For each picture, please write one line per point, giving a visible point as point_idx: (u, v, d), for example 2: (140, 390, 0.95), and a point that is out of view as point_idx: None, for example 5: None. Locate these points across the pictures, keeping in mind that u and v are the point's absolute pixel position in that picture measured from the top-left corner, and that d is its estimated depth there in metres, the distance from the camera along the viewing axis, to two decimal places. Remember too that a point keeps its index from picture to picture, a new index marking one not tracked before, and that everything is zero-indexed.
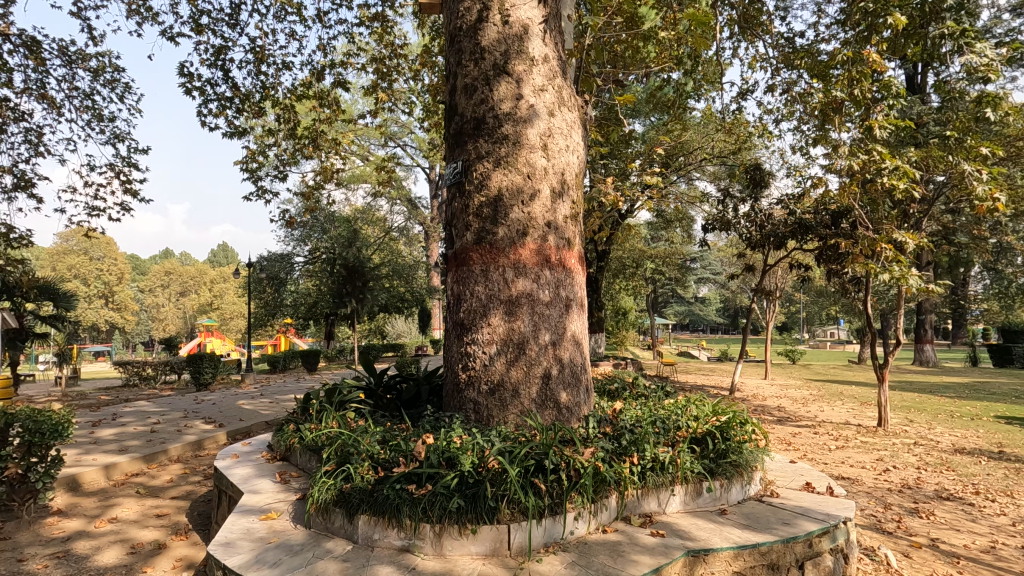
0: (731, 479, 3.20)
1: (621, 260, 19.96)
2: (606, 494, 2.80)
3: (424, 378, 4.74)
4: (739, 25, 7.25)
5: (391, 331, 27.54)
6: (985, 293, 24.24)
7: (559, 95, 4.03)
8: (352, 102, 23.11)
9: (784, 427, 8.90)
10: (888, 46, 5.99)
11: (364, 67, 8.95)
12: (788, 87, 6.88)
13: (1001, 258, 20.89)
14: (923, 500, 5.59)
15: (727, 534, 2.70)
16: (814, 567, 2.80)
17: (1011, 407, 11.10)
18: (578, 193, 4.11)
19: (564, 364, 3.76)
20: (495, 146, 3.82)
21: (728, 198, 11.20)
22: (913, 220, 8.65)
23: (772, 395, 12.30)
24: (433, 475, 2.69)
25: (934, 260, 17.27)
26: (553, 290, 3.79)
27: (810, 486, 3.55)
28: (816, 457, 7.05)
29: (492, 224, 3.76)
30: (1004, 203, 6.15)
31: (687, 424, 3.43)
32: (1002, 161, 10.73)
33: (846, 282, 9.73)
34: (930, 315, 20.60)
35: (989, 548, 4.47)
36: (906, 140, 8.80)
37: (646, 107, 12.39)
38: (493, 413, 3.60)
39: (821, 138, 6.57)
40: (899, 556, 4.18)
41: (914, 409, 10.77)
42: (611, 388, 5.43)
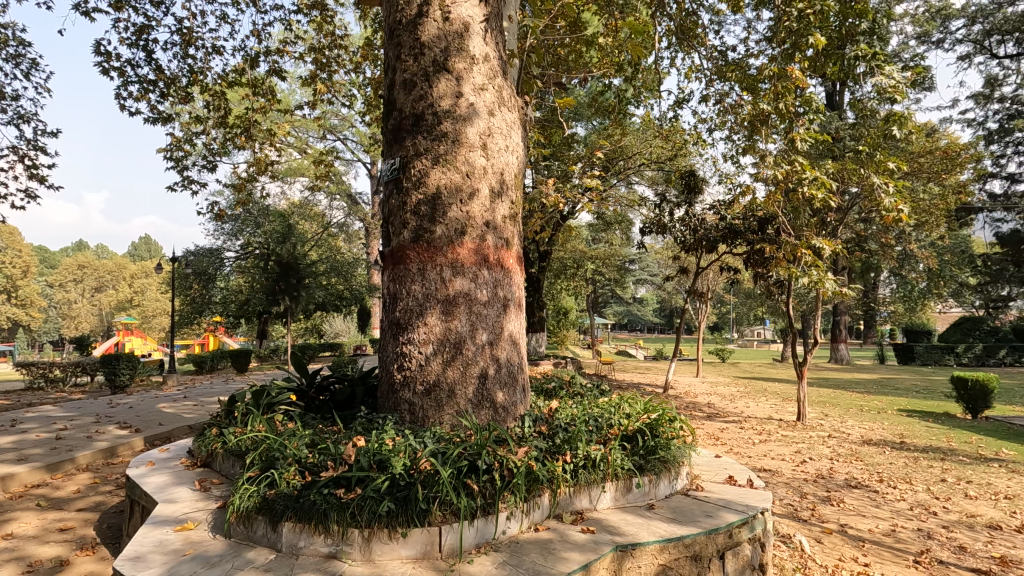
0: (659, 475, 3.31)
1: (563, 261, 20.30)
2: (539, 492, 2.83)
3: (359, 379, 4.63)
4: (676, 36, 7.52)
5: (328, 330, 26.78)
6: (892, 295, 26.43)
7: (499, 95, 4.03)
8: (290, 92, 22.22)
9: (713, 423, 9.32)
10: (809, 64, 6.40)
11: (303, 56, 8.62)
12: (721, 98, 7.19)
13: (905, 265, 22.80)
14: (835, 489, 6.01)
15: (655, 529, 2.78)
16: (733, 557, 2.94)
17: (913, 401, 12.10)
18: (517, 194, 4.12)
19: (501, 364, 3.76)
20: (434, 143, 3.77)
21: (664, 202, 11.59)
22: (829, 229, 9.30)
23: (702, 393, 12.87)
24: (363, 478, 2.62)
25: (849, 266, 18.60)
26: (491, 289, 3.78)
27: (732, 479, 3.73)
28: (741, 451, 7.41)
29: (429, 223, 3.71)
30: (907, 214, 6.69)
31: (619, 422, 3.51)
32: (907, 176, 11.69)
33: (771, 285, 10.31)
34: (845, 317, 22.15)
35: (891, 531, 4.86)
36: (825, 152, 9.42)
37: (588, 111, 12.70)
38: (430, 413, 3.56)
39: (750, 148, 6.88)
40: (812, 542, 4.47)
41: (829, 404, 11.55)
42: (549, 386, 5.48)
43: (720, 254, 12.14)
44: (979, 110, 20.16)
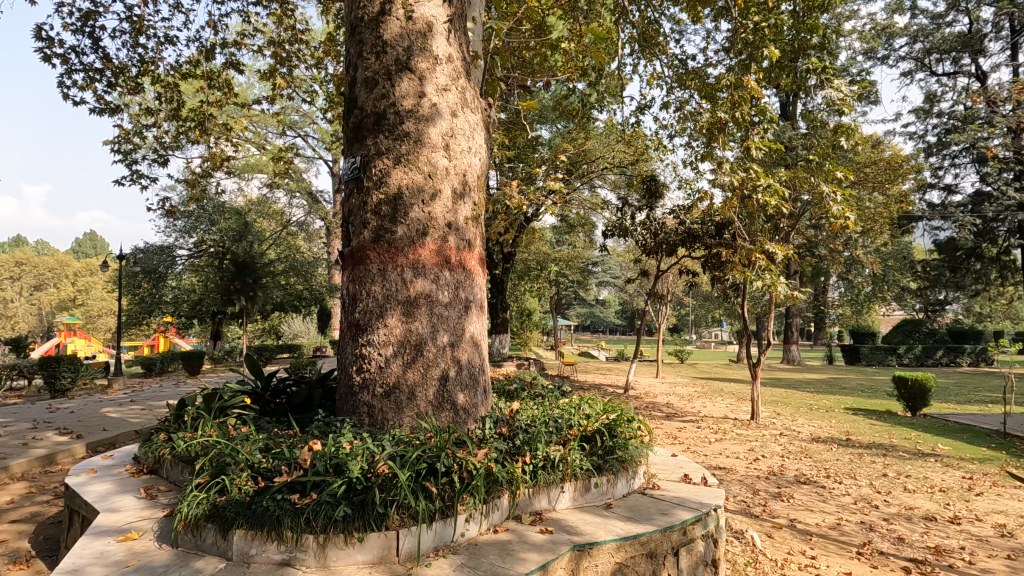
0: (617, 474, 3.36)
1: (527, 262, 20.38)
2: (498, 494, 2.83)
3: (317, 381, 4.53)
4: (638, 44, 7.66)
5: (287, 331, 26.11)
6: (840, 298, 27.64)
7: (462, 96, 4.01)
8: (248, 86, 21.58)
9: (672, 422, 9.54)
10: (763, 76, 6.64)
11: (262, 49, 8.39)
12: (681, 105, 7.36)
13: (852, 270, 23.89)
14: (785, 485, 6.24)
15: (611, 527, 2.83)
16: (687, 553, 3.02)
17: (858, 400, 12.67)
18: (480, 195, 4.12)
19: (462, 365, 3.74)
20: (396, 143, 3.73)
21: (626, 206, 11.80)
22: (782, 234, 9.66)
23: (662, 393, 13.15)
24: (319, 483, 2.57)
25: (800, 270, 19.36)
26: (453, 291, 3.77)
27: (687, 477, 3.83)
28: (697, 450, 7.61)
29: (390, 223, 3.67)
30: (853, 222, 7.00)
31: (578, 423, 3.55)
32: (855, 184, 12.24)
33: (727, 289, 10.62)
34: (796, 319, 23.03)
35: (836, 524, 5.08)
36: (779, 161, 9.77)
37: (553, 114, 12.82)
38: (390, 416, 3.52)
39: (708, 155, 7.06)
40: (763, 537, 4.63)
41: (781, 404, 11.98)
42: (511, 388, 5.50)
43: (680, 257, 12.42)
44: (920, 124, 21.35)
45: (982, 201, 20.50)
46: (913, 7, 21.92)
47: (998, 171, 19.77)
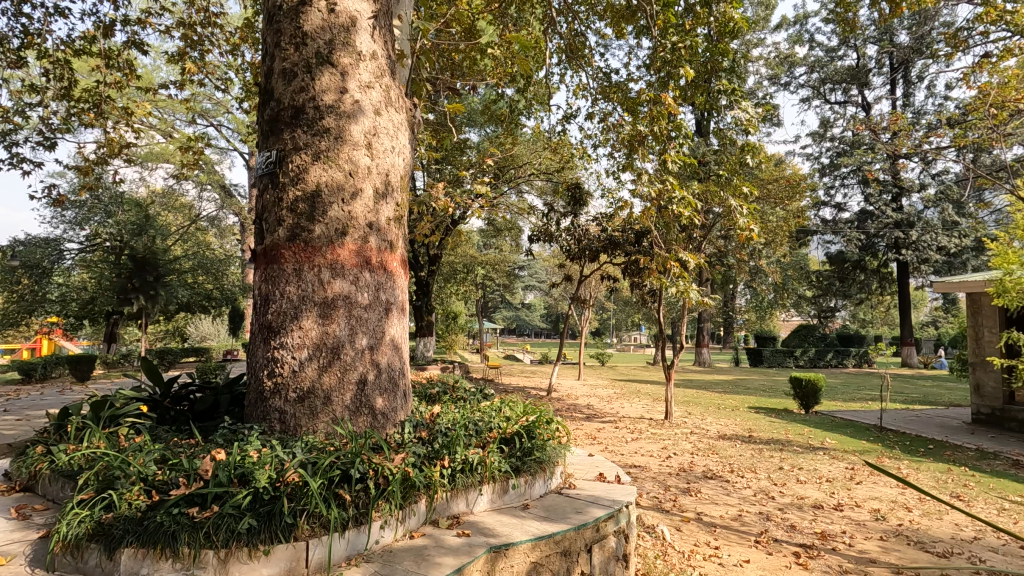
0: (534, 475, 3.43)
1: (453, 265, 20.27)
2: (415, 499, 2.80)
3: (224, 387, 4.27)
4: (565, 55, 7.84)
5: (193, 333, 24.33)
6: (746, 305, 29.72)
7: (386, 95, 3.94)
8: (155, 68, 20.01)
9: (591, 423, 9.84)
10: (679, 94, 7.02)
11: (169, 30, 7.81)
12: (604, 116, 7.60)
13: (757, 278, 25.76)
14: (694, 480, 6.61)
15: (528, 528, 2.87)
16: (600, 549, 3.12)
17: (760, 399, 13.65)
18: (403, 196, 4.05)
19: (381, 369, 3.66)
20: (315, 139, 3.60)
21: (552, 212, 12.06)
22: (695, 244, 10.25)
23: (583, 395, 13.53)
24: (221, 494, 2.42)
25: (711, 278, 20.60)
26: (373, 292, 3.68)
27: (602, 476, 3.96)
28: (614, 450, 7.90)
29: (308, 221, 3.54)
30: (757, 234, 7.52)
31: (498, 425, 3.58)
32: (761, 199, 13.23)
33: (645, 294, 11.12)
34: (707, 324, 24.50)
35: (737, 516, 5.44)
36: (693, 174, 10.37)
37: (481, 118, 12.88)
38: (303, 422, 3.38)
39: (628, 166, 7.29)
40: (673, 531, 4.88)
41: (693, 404, 12.69)
42: (433, 391, 5.45)
43: (602, 263, 12.85)
44: (815, 146, 23.44)
45: (866, 219, 22.80)
46: (811, 40, 24.08)
47: (879, 192, 22.09)
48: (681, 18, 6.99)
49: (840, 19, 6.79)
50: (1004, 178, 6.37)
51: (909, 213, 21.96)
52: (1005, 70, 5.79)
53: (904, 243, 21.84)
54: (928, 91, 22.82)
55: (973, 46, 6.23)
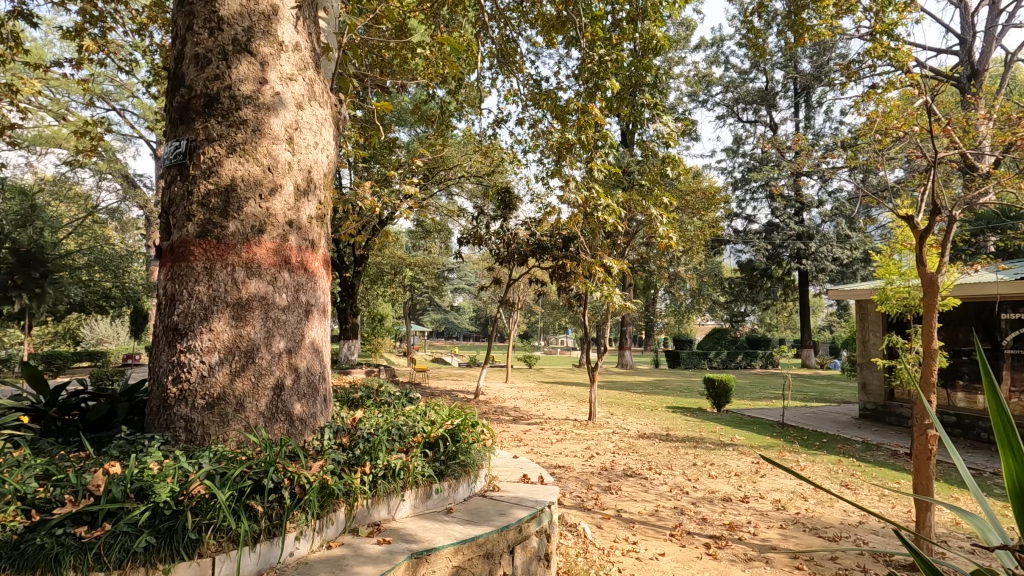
0: (458, 478, 3.42)
1: (380, 266, 19.82)
2: (333, 508, 2.71)
3: (122, 394, 3.93)
4: (497, 60, 7.89)
5: (88, 335, 22.17)
6: (666, 309, 31.18)
7: (310, 89, 3.79)
8: (47, 43, 18.15)
9: (518, 425, 9.93)
10: (606, 105, 7.25)
11: (65, 2, 7.10)
12: (535, 123, 7.71)
13: (676, 284, 27.10)
14: (615, 479, 6.84)
15: (450, 532, 2.86)
16: (522, 550, 3.16)
17: (677, 399, 14.35)
18: (327, 194, 3.92)
19: (300, 373, 3.52)
20: (230, 130, 3.41)
21: (482, 215, 12.10)
22: (619, 250, 10.65)
23: (510, 398, 13.64)
24: (115, 511, 2.23)
25: (634, 283, 21.44)
26: (292, 294, 3.53)
27: (526, 477, 4.02)
28: (540, 451, 8.02)
29: (221, 217, 3.33)
30: (676, 242, 7.88)
31: (423, 429, 3.54)
32: (679, 209, 13.97)
33: (571, 298, 11.39)
34: (630, 328, 25.45)
35: (655, 511, 5.68)
36: (618, 182, 10.77)
37: (411, 118, 12.72)
38: (212, 430, 3.17)
39: (556, 172, 7.39)
40: (594, 528, 5.03)
41: (615, 404, 13.13)
42: (355, 395, 5.30)
43: (531, 267, 13.03)
44: (729, 161, 25.05)
45: (772, 231, 24.62)
46: (726, 62, 25.74)
47: (783, 206, 23.94)
48: (608, 32, 7.25)
49: (751, 44, 7.30)
50: (886, 198, 7.08)
51: (809, 227, 23.86)
52: (888, 101, 6.45)
53: (805, 254, 23.77)
54: (826, 116, 25.03)
55: (863, 77, 6.89)
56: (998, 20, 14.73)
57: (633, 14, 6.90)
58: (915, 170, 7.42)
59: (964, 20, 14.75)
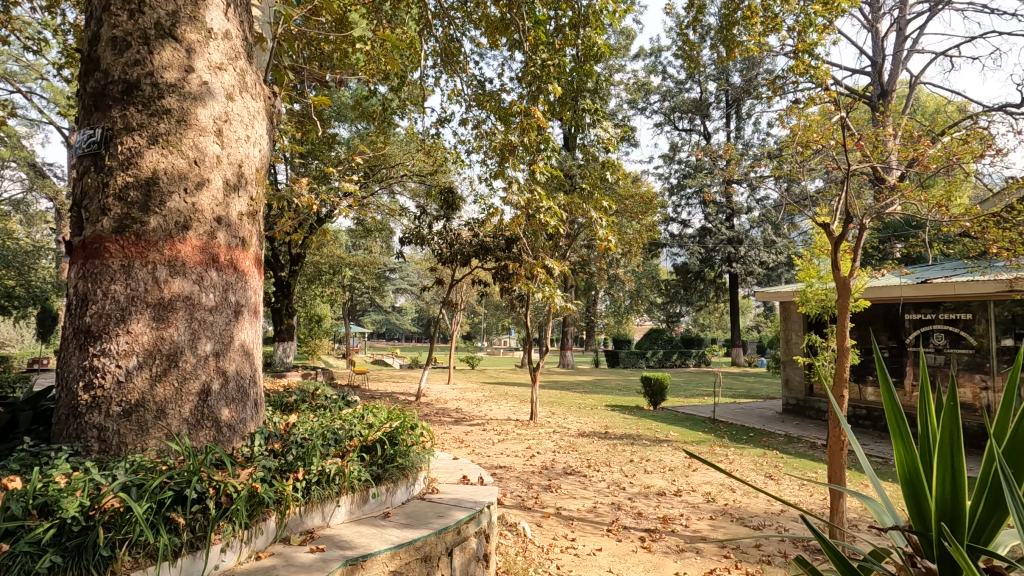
0: (396, 482, 3.38)
1: (318, 266, 19.22)
2: (263, 516, 2.61)
3: (24, 403, 3.61)
4: (440, 58, 7.82)
5: None
6: (606, 310, 31.94)
7: (241, 80, 3.62)
8: None
9: (459, 427, 9.89)
10: (549, 108, 7.33)
11: None
12: (478, 123, 7.70)
13: (615, 286, 27.83)
14: (555, 477, 6.94)
15: (387, 536, 2.81)
16: (460, 551, 3.15)
17: (616, 398, 14.74)
18: (259, 190, 3.76)
19: (228, 377, 3.35)
20: (152, 120, 3.20)
21: (424, 215, 11.97)
22: (560, 252, 10.84)
23: (452, 399, 13.57)
24: (14, 530, 2.06)
25: (576, 284, 21.84)
26: (221, 294, 3.36)
27: (465, 478, 4.02)
28: (481, 452, 8.02)
29: (140, 211, 3.12)
30: (614, 244, 8.07)
31: (360, 432, 3.47)
32: (619, 212, 14.36)
33: (514, 299, 11.46)
34: (571, 328, 25.91)
35: (593, 508, 5.81)
36: (559, 185, 10.94)
37: (352, 114, 12.41)
38: (129, 439, 2.97)
39: (499, 173, 7.38)
40: (533, 527, 5.09)
41: (556, 404, 13.33)
42: (289, 399, 5.11)
43: (473, 268, 13.01)
44: (666, 168, 26.01)
45: (705, 235, 25.76)
46: (664, 72, 26.72)
47: (715, 212, 25.10)
48: (551, 37, 7.35)
49: (686, 56, 7.61)
50: (807, 207, 7.57)
51: (739, 232, 25.18)
52: (808, 115, 6.88)
53: (735, 257, 25.04)
54: (754, 127, 26.46)
55: (787, 92, 7.32)
56: (904, 46, 16.10)
57: (575, 20, 7.02)
58: (833, 181, 7.97)
59: (877, 45, 15.99)
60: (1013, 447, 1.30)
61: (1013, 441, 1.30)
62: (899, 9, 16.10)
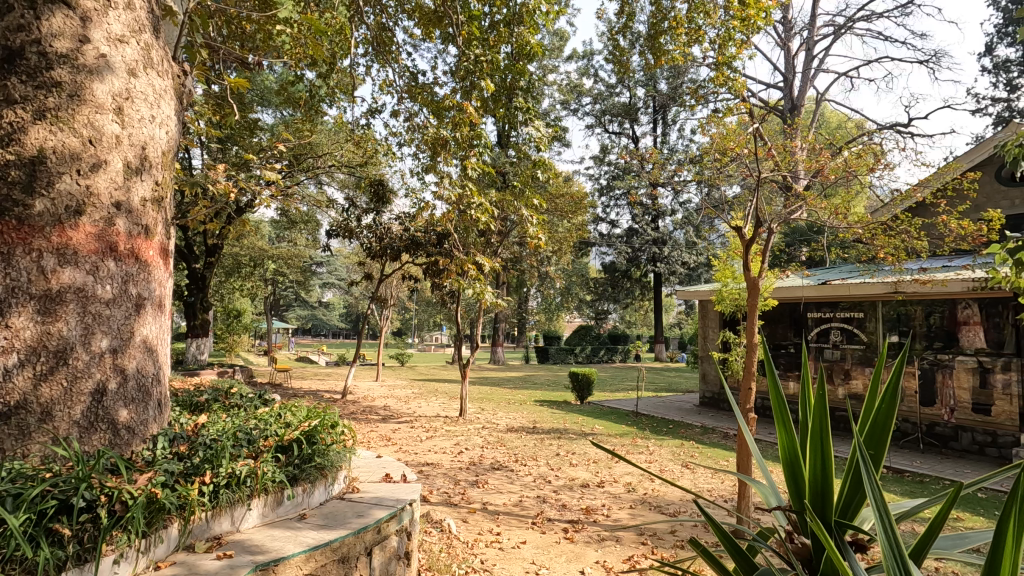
0: (314, 482, 3.27)
1: (237, 257, 18.18)
2: (164, 524, 2.45)
3: None
4: (372, 47, 7.59)
5: None
6: (537, 307, 32.41)
7: (145, 55, 3.34)
8: None
9: (387, 424, 9.72)
10: (483, 104, 7.31)
11: None
12: (410, 116, 7.55)
13: (546, 283, 28.29)
14: (482, 472, 6.97)
15: (302, 539, 2.71)
16: (380, 550, 3.10)
17: (545, 393, 15.00)
18: (165, 174, 3.49)
19: (127, 376, 3.11)
20: (38, 92, 2.90)
21: (353, 207, 11.62)
22: (492, 248, 10.89)
23: (380, 396, 13.29)
24: None
25: (508, 281, 21.99)
26: (119, 285, 3.10)
27: (388, 476, 3.95)
28: (408, 449, 7.91)
29: (24, 194, 2.82)
30: (544, 242, 8.19)
31: (275, 432, 3.33)
32: (550, 210, 14.59)
33: (445, 295, 11.37)
34: (502, 325, 26.07)
35: (519, 502, 5.88)
36: (492, 180, 10.97)
37: (276, 99, 11.82)
38: (7, 445, 2.68)
39: (431, 167, 7.27)
40: (459, 522, 5.10)
41: (486, 400, 13.39)
42: (200, 399, 4.81)
43: (404, 263, 12.77)
44: (597, 169, 26.74)
45: (632, 236, 26.74)
46: (596, 74, 27.38)
47: (642, 213, 26.11)
48: (486, 33, 7.33)
49: (616, 60, 7.83)
50: (723, 211, 8.01)
51: (663, 234, 26.35)
52: (726, 124, 7.27)
53: (659, 257, 26.19)
54: (679, 134, 27.73)
55: (708, 101, 7.70)
56: (812, 64, 17.43)
57: (509, 18, 7.03)
58: (747, 188, 8.47)
59: (788, 62, 17.21)
60: (873, 430, 1.44)
61: (872, 425, 1.44)
62: (808, 30, 17.40)
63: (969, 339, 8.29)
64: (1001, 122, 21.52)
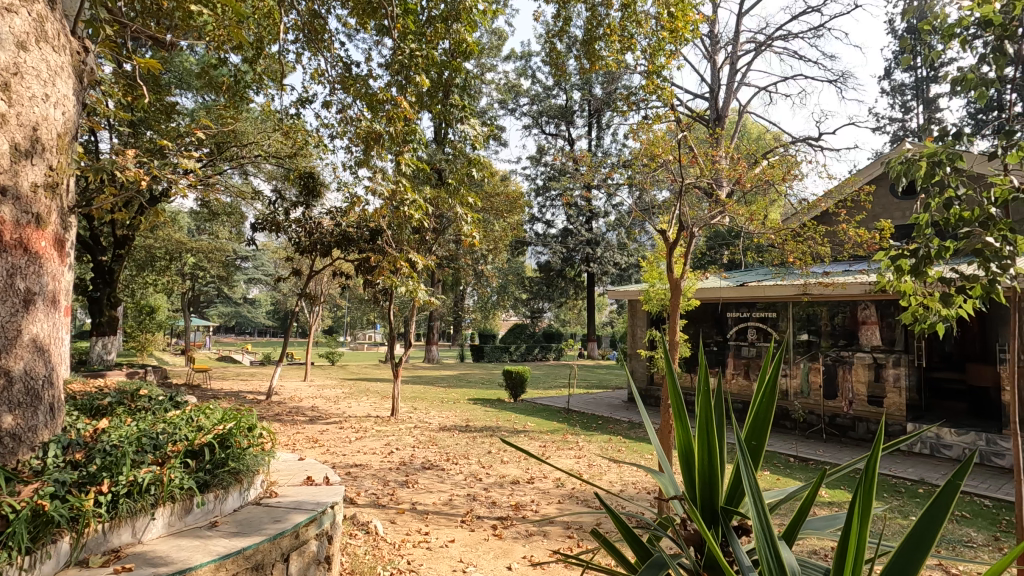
0: (227, 488, 3.12)
1: (151, 250, 16.92)
2: (52, 538, 2.26)
3: None
4: (303, 33, 7.29)
5: None
6: (473, 305, 32.40)
7: (39, 26, 3.05)
8: None
9: (314, 426, 9.39)
10: (419, 99, 7.19)
11: None
12: (343, 107, 7.31)
13: (481, 281, 28.29)
14: (412, 472, 6.90)
15: (212, 547, 2.59)
16: (299, 555, 3.00)
17: (478, 391, 15.00)
18: (62, 157, 3.20)
19: (13, 379, 2.83)
20: None
21: (280, 199, 11.13)
22: (426, 245, 10.75)
23: (307, 396, 12.82)
24: None
25: (443, 278, 21.80)
26: (5, 278, 2.81)
27: (309, 479, 3.83)
28: (336, 450, 7.71)
29: None
30: (478, 240, 8.19)
31: (184, 437, 3.16)
32: (486, 209, 14.60)
33: (377, 292, 11.11)
34: (437, 323, 25.83)
35: (448, 500, 5.87)
36: (426, 177, 10.81)
37: (197, 82, 11.10)
38: None
39: (364, 161, 7.08)
40: (386, 524, 5.03)
41: (419, 399, 13.23)
42: (102, 402, 4.46)
43: (335, 258, 12.36)
44: (534, 169, 27.08)
45: (567, 236, 27.27)
46: (533, 76, 27.67)
47: (576, 214, 26.69)
48: (422, 27, 7.20)
49: (553, 63, 7.94)
50: (652, 214, 8.33)
51: (597, 234, 27.03)
52: (655, 131, 7.55)
53: (593, 258, 26.81)
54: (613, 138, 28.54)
55: (639, 108, 7.96)
56: (735, 78, 18.46)
57: (446, 14, 6.94)
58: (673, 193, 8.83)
59: (715, 75, 18.12)
60: (755, 422, 1.56)
61: (753, 418, 1.56)
62: (732, 46, 18.43)
63: (867, 337, 9.07)
64: (897, 141, 23.72)
